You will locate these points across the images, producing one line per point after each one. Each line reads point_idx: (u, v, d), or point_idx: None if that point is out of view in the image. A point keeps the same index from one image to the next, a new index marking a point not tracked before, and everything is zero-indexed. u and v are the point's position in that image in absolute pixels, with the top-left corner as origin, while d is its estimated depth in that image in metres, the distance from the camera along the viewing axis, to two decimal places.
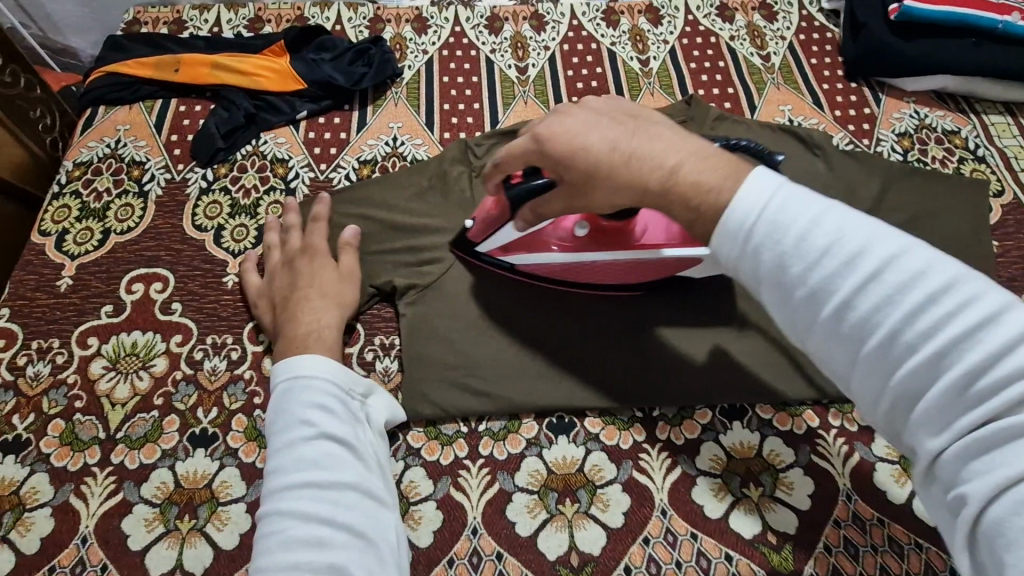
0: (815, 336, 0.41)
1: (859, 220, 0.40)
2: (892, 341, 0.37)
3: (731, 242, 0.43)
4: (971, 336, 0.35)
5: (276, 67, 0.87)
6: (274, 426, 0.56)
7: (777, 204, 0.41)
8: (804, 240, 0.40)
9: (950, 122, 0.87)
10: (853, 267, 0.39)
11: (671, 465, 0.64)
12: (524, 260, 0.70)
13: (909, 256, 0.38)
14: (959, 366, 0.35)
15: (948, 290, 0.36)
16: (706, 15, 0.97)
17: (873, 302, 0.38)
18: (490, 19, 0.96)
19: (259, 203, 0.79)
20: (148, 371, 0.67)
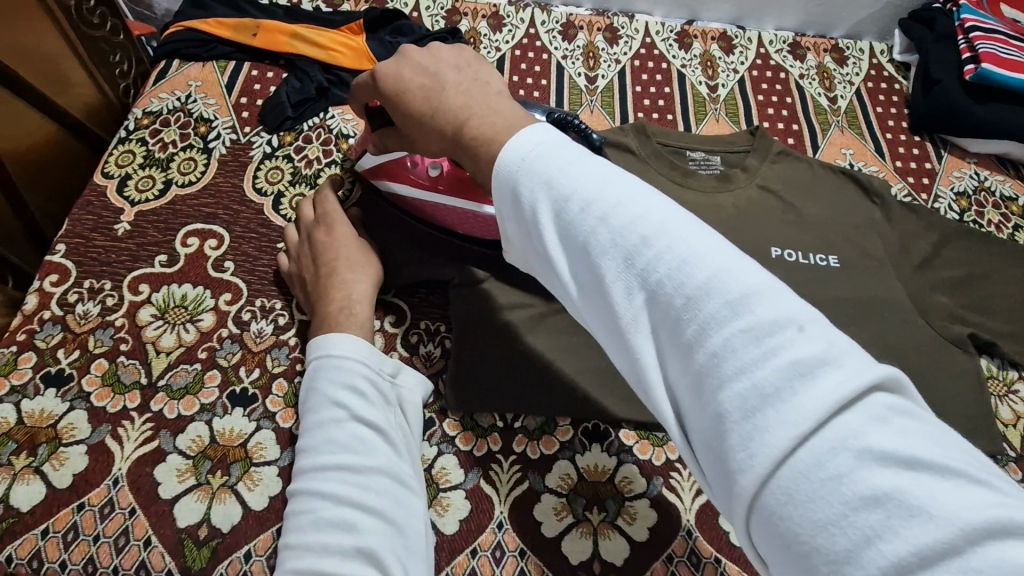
0: (584, 295, 0.40)
1: (611, 177, 0.41)
2: (648, 299, 0.37)
3: (503, 187, 0.44)
4: (727, 293, 0.35)
5: (352, 45, 0.88)
6: (306, 407, 0.58)
7: (539, 158, 0.42)
8: (556, 189, 0.41)
9: (1009, 188, 0.87)
10: (601, 215, 0.39)
11: (701, 487, 0.64)
12: (388, 187, 0.73)
13: (663, 215, 0.39)
14: (696, 320, 0.35)
15: (676, 248, 0.37)
16: (778, 50, 0.98)
17: (623, 254, 0.38)
18: (565, 25, 0.97)
19: (320, 174, 0.80)
20: (196, 325, 0.68)
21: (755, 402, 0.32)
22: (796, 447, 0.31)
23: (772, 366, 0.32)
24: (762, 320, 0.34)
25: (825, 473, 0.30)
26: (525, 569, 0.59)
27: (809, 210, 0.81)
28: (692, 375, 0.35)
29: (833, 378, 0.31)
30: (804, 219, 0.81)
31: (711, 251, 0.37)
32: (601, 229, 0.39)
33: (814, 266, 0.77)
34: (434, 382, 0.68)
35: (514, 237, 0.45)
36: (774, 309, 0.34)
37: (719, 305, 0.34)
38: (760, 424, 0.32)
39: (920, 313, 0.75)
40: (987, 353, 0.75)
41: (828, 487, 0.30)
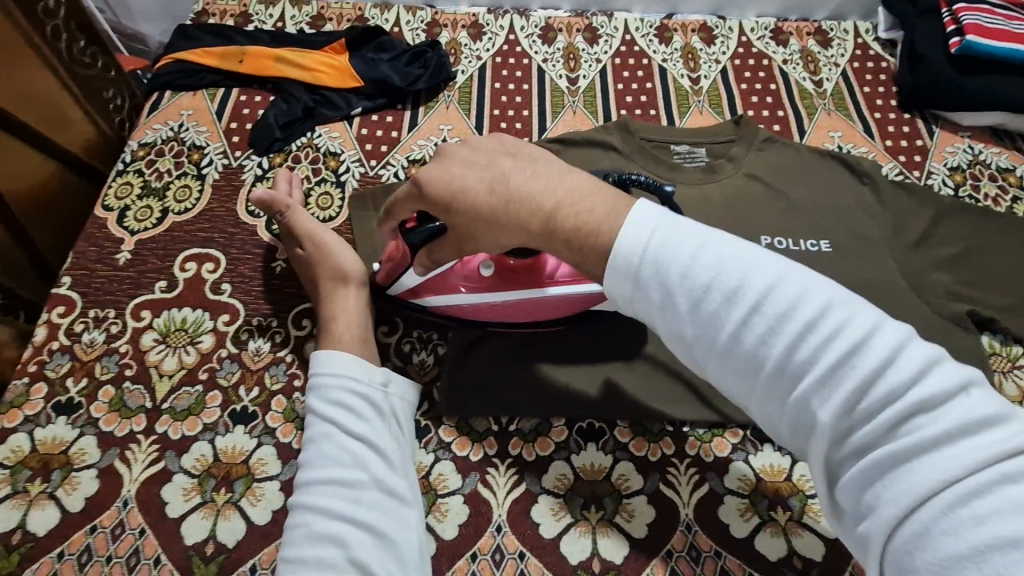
0: (718, 365, 0.43)
1: (744, 253, 0.44)
2: (793, 372, 0.40)
3: (618, 274, 0.46)
4: (864, 365, 0.38)
5: (336, 64, 0.90)
6: (304, 423, 0.60)
7: (659, 241, 0.45)
8: (684, 274, 0.44)
9: (1004, 159, 0.85)
10: (738, 297, 0.42)
11: (699, 481, 0.64)
12: (429, 302, 0.70)
13: (785, 283, 0.42)
14: (850, 388, 0.38)
15: (833, 323, 0.40)
16: (760, 37, 0.98)
17: (764, 331, 0.41)
18: (544, 29, 0.98)
19: (310, 193, 0.82)
20: (196, 347, 0.70)
21: (921, 461, 0.35)
22: (937, 495, 0.34)
23: (939, 428, 0.36)
24: (921, 389, 0.37)
25: (965, 513, 0.33)
26: (525, 570, 0.59)
27: (799, 197, 0.80)
28: (861, 444, 0.38)
29: (980, 439, 0.35)
30: (794, 206, 0.80)
31: (875, 326, 0.39)
32: (745, 307, 0.42)
33: (805, 251, 0.76)
34: (429, 390, 0.69)
35: (633, 305, 0.47)
36: (940, 378, 0.37)
37: (892, 379, 0.37)
38: (909, 482, 0.35)
39: (917, 293, 0.74)
40: (988, 329, 0.73)
41: (962, 528, 0.33)
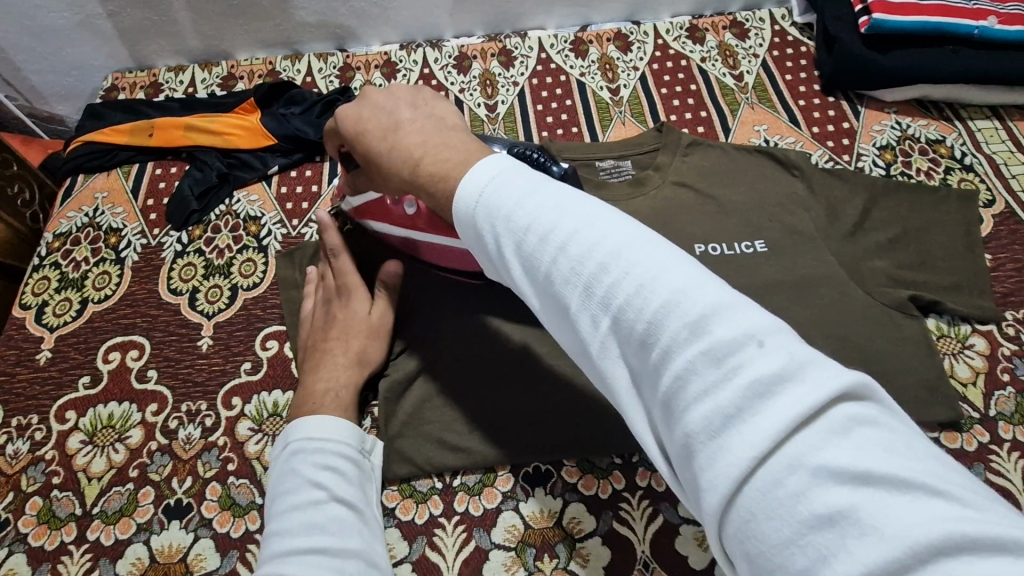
0: (550, 315, 0.40)
1: (564, 203, 0.40)
2: (613, 321, 0.35)
3: (465, 227, 0.44)
4: (667, 312, 0.33)
5: (247, 124, 0.88)
6: (280, 488, 0.55)
7: (496, 195, 0.42)
8: (512, 224, 0.40)
9: (934, 131, 0.83)
10: (552, 242, 0.38)
11: (653, 514, 0.61)
12: (372, 224, 0.73)
13: (598, 233, 0.37)
14: (656, 344, 0.33)
15: (639, 269, 0.35)
16: (676, 38, 0.96)
17: (575, 281, 0.37)
18: (458, 58, 0.96)
19: (232, 262, 0.79)
20: (124, 443, 0.67)
21: (720, 421, 0.30)
22: (756, 474, 0.28)
23: (734, 384, 0.30)
24: (715, 338, 0.31)
25: (784, 490, 0.27)
26: None
27: (728, 198, 0.78)
28: (662, 397, 0.33)
29: (785, 395, 0.29)
30: (723, 208, 0.78)
31: (673, 271, 0.34)
32: (553, 251, 0.38)
33: (739, 254, 0.74)
34: None
35: (486, 263, 0.44)
36: (732, 325, 0.31)
37: (679, 327, 0.32)
38: (722, 445, 0.29)
39: (856, 281, 0.71)
40: (934, 311, 0.71)
41: (779, 501, 0.27)
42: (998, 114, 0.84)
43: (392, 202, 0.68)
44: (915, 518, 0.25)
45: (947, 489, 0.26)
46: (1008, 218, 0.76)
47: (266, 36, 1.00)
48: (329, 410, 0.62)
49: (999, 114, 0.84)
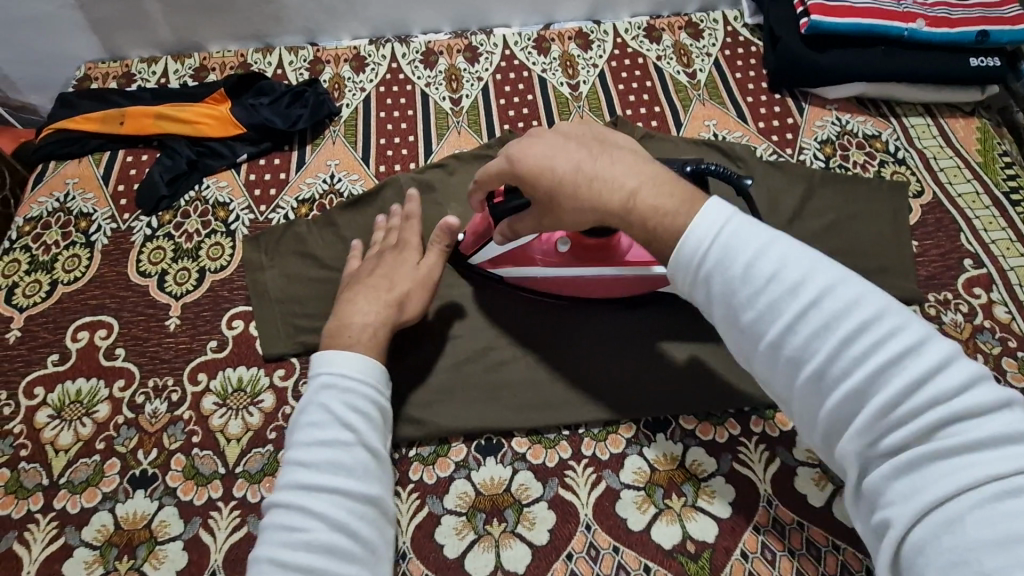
0: (765, 356, 0.46)
1: (801, 254, 0.45)
2: (826, 371, 0.42)
3: (684, 264, 0.49)
4: (907, 368, 0.40)
5: (217, 114, 0.91)
6: (307, 420, 0.58)
7: (731, 234, 0.47)
8: (748, 270, 0.45)
9: (870, 127, 0.89)
10: (797, 292, 0.44)
11: (596, 479, 0.66)
12: (509, 274, 0.74)
13: (845, 289, 0.43)
14: (882, 392, 0.40)
15: (885, 327, 0.41)
16: (634, 37, 1.01)
17: (811, 330, 0.43)
18: (425, 53, 1.00)
19: (200, 245, 0.82)
20: (91, 417, 0.70)
21: (943, 462, 0.38)
22: (969, 490, 0.36)
23: (967, 437, 0.38)
24: (958, 398, 0.39)
25: (1001, 509, 0.35)
26: None
27: None
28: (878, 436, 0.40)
29: (1009, 450, 0.37)
30: None
31: (908, 332, 0.41)
32: (799, 301, 0.43)
33: None
34: None
35: (692, 291, 0.50)
36: (972, 392, 0.39)
37: (907, 383, 0.39)
38: (949, 482, 0.37)
39: None
40: None
41: (996, 520, 0.35)
42: (930, 112, 0.90)
43: (541, 238, 0.71)
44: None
45: None
46: (935, 208, 0.82)
47: (237, 29, 1.02)
48: (365, 345, 0.63)
49: (931, 111, 0.90)
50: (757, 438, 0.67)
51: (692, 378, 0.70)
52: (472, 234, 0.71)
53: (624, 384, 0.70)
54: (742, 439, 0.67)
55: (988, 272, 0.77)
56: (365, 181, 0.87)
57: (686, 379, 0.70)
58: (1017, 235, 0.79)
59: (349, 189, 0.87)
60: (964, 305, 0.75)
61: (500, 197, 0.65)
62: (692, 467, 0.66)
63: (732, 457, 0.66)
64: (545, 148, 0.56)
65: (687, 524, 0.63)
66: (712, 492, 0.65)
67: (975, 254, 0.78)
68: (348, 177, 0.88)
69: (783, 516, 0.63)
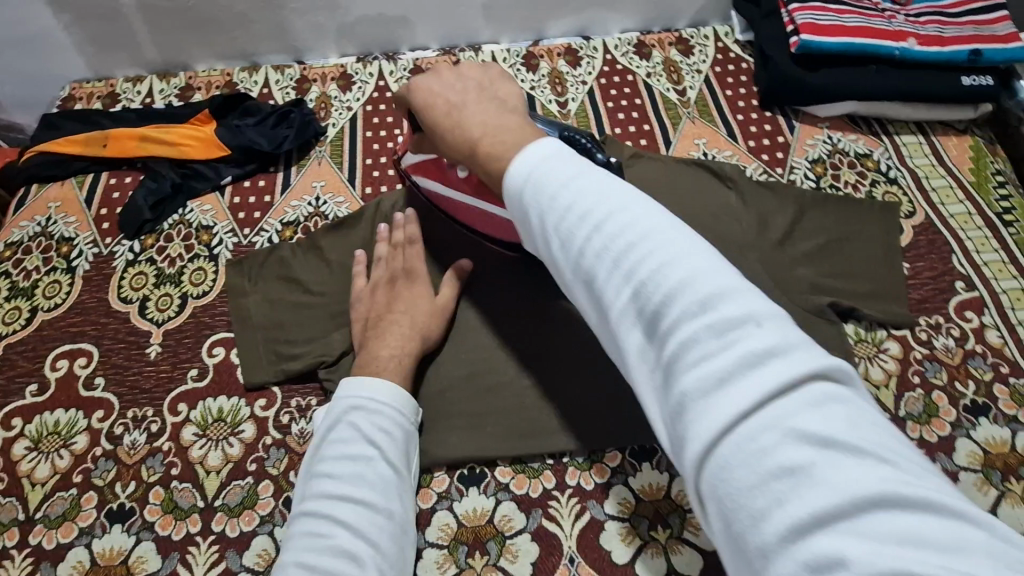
0: (575, 286, 0.42)
1: (610, 191, 0.42)
2: (616, 299, 0.39)
3: (512, 199, 0.47)
4: (675, 289, 0.36)
5: (202, 135, 0.90)
6: (336, 436, 0.60)
7: (558, 171, 0.44)
8: (552, 201, 0.43)
9: (862, 145, 0.88)
10: (589, 219, 0.41)
11: (581, 511, 0.65)
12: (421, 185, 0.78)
13: (629, 216, 0.40)
14: (665, 314, 0.36)
15: (656, 251, 0.38)
16: (624, 53, 1.00)
17: (603, 253, 0.40)
18: (413, 71, 0.99)
19: (182, 270, 0.81)
20: (69, 449, 0.69)
21: (711, 386, 0.33)
22: (738, 425, 0.32)
23: (725, 357, 0.33)
24: (721, 316, 0.35)
25: (760, 440, 0.31)
26: None
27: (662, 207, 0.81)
28: (664, 361, 0.36)
29: (768, 368, 0.32)
30: None
31: (688, 255, 0.37)
32: (590, 229, 0.41)
33: None
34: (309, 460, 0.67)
35: (526, 232, 0.46)
36: (729, 312, 0.35)
37: (689, 303, 0.35)
38: (714, 406, 0.32)
39: (781, 289, 0.75)
40: (853, 317, 0.74)
41: (763, 453, 0.30)
42: (923, 130, 0.89)
43: (446, 164, 0.73)
44: (860, 477, 0.29)
45: (884, 455, 0.30)
46: (927, 228, 0.80)
47: (223, 48, 1.01)
48: (391, 373, 0.65)
49: (924, 129, 0.89)
50: None
51: None
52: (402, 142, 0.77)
53: (611, 413, 0.69)
54: None
55: (980, 294, 0.76)
56: (351, 202, 0.86)
57: None
58: (1009, 256, 0.78)
59: (334, 211, 0.86)
60: (955, 329, 0.74)
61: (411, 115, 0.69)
62: (679, 497, 0.65)
63: None
64: (429, 82, 0.60)
65: (673, 557, 0.62)
66: (699, 523, 0.64)
67: (967, 276, 0.77)
68: (333, 198, 0.87)
69: None
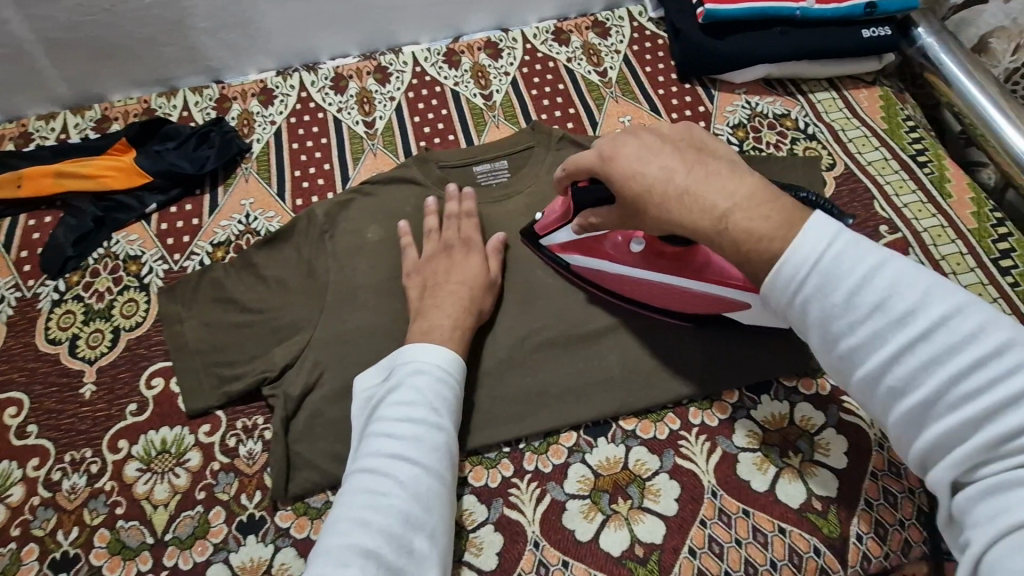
0: (862, 386, 0.46)
1: (915, 275, 0.43)
2: (904, 398, 0.43)
3: (778, 296, 0.48)
4: (1008, 381, 0.39)
5: (121, 165, 0.87)
6: (399, 398, 0.59)
7: (831, 260, 0.45)
8: (828, 304, 0.45)
9: (779, 106, 0.90)
10: (887, 315, 0.43)
11: (540, 494, 0.65)
12: (575, 260, 0.72)
13: (960, 313, 0.41)
14: (971, 412, 0.40)
15: (999, 346, 0.40)
16: (543, 41, 1.01)
17: (912, 367, 0.42)
18: (335, 79, 0.99)
19: (112, 304, 0.78)
20: (5, 502, 0.66)
21: (1017, 484, 0.38)
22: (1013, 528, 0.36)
23: (1017, 469, 0.38)
24: (1007, 423, 0.39)
25: (1014, 542, 0.36)
26: None
27: None
28: (962, 459, 0.40)
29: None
30: None
31: (1006, 343, 0.40)
32: (893, 327, 0.43)
33: None
34: (261, 479, 0.66)
35: (787, 318, 0.49)
36: (1022, 412, 0.38)
37: (1008, 411, 0.39)
38: (1010, 509, 0.37)
39: None
40: None
41: (1018, 552, 0.35)
42: (835, 86, 0.92)
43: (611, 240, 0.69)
44: None
45: None
46: (848, 178, 0.82)
47: (136, 75, 0.99)
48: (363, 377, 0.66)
49: (835, 85, 0.92)
50: (697, 429, 0.68)
51: (630, 377, 0.69)
52: (546, 220, 0.71)
53: (564, 393, 0.69)
54: (683, 432, 0.68)
55: (903, 235, 0.77)
56: (282, 216, 0.85)
57: (624, 380, 0.69)
58: (927, 196, 0.80)
59: (266, 226, 0.84)
60: None
61: (584, 184, 0.63)
62: (638, 467, 0.66)
63: (674, 451, 0.67)
64: (638, 151, 0.54)
65: (634, 528, 0.63)
66: (657, 490, 0.64)
67: (890, 219, 0.79)
68: (264, 214, 0.86)
69: (728, 505, 0.63)
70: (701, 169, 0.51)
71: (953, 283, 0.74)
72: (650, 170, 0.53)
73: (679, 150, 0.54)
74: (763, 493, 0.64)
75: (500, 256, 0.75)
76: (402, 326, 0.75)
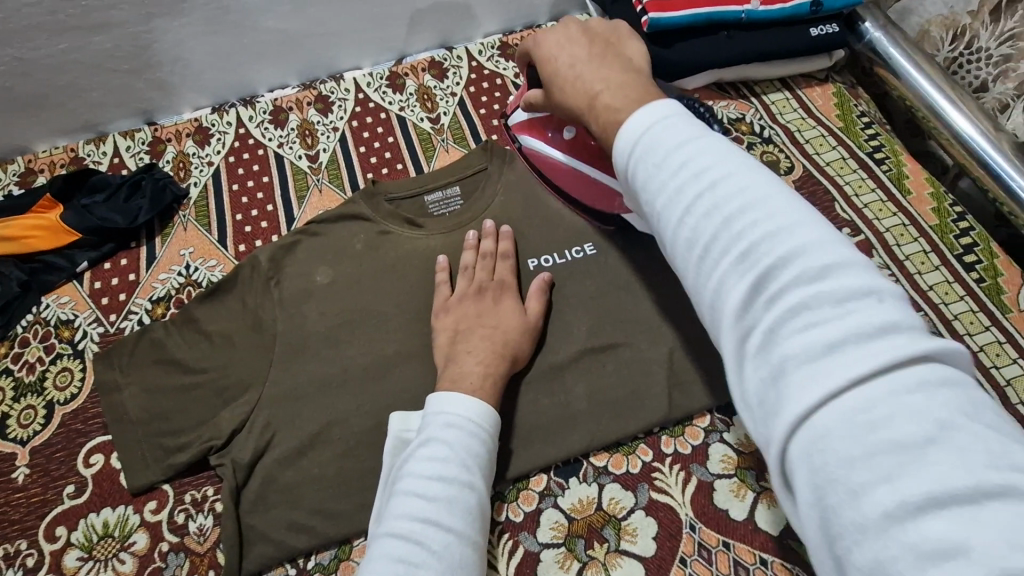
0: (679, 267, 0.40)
1: (729, 152, 0.39)
2: (714, 265, 0.36)
3: (620, 166, 0.43)
4: (815, 253, 0.33)
5: (46, 223, 0.82)
6: (432, 454, 0.55)
7: (657, 131, 0.41)
8: (648, 172, 0.40)
9: (733, 110, 0.88)
10: (702, 179, 0.38)
11: (513, 547, 0.61)
12: (524, 141, 0.75)
13: (771, 191, 0.36)
14: (770, 277, 0.33)
15: (810, 227, 0.34)
16: (489, 57, 0.98)
17: (718, 228, 0.36)
18: (274, 112, 0.94)
19: (44, 376, 0.73)
20: None
21: (819, 352, 0.30)
22: (826, 405, 0.29)
23: (827, 334, 0.31)
24: (830, 290, 0.32)
25: (857, 423, 0.29)
26: None
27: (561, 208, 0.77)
28: (766, 331, 0.33)
29: (846, 356, 0.30)
30: (548, 220, 0.76)
31: (819, 234, 0.34)
32: (702, 190, 0.37)
33: (571, 262, 0.74)
34: (214, 556, 0.62)
35: (630, 198, 0.44)
36: (842, 288, 0.32)
37: (810, 275, 0.32)
38: (809, 381, 0.30)
39: None
40: None
41: (860, 433, 0.28)
42: (787, 86, 0.90)
43: (552, 123, 0.71)
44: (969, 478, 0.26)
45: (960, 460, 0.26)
46: (807, 181, 0.81)
47: (60, 123, 0.93)
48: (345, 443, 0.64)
49: (788, 85, 0.90)
50: (671, 460, 0.65)
51: (598, 411, 0.67)
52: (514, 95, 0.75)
53: (530, 434, 0.66)
54: (656, 464, 0.65)
55: (866, 237, 0.76)
56: (225, 264, 0.80)
57: (593, 415, 0.66)
58: (887, 194, 0.79)
59: (208, 276, 0.80)
60: None
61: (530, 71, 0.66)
62: (614, 506, 0.63)
63: (649, 486, 0.64)
64: (559, 39, 0.54)
65: (612, 573, 0.60)
66: (634, 531, 0.62)
67: (852, 221, 0.77)
68: (205, 263, 0.81)
69: (707, 539, 0.61)
70: (600, 58, 0.51)
71: (919, 283, 0.72)
72: (563, 56, 0.53)
73: (593, 43, 0.53)
74: (742, 522, 0.61)
75: (545, 297, 0.71)
76: (356, 373, 0.70)
